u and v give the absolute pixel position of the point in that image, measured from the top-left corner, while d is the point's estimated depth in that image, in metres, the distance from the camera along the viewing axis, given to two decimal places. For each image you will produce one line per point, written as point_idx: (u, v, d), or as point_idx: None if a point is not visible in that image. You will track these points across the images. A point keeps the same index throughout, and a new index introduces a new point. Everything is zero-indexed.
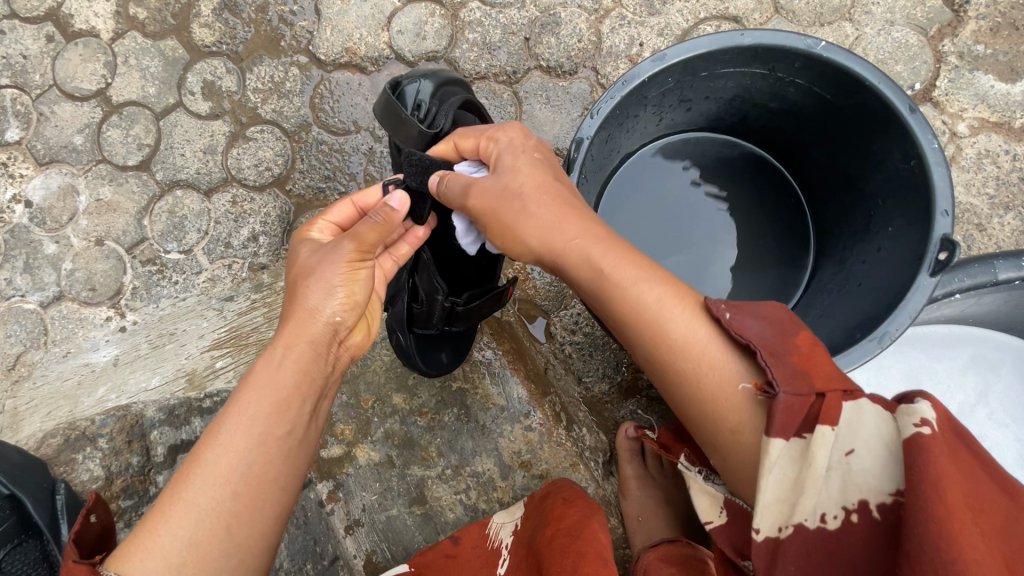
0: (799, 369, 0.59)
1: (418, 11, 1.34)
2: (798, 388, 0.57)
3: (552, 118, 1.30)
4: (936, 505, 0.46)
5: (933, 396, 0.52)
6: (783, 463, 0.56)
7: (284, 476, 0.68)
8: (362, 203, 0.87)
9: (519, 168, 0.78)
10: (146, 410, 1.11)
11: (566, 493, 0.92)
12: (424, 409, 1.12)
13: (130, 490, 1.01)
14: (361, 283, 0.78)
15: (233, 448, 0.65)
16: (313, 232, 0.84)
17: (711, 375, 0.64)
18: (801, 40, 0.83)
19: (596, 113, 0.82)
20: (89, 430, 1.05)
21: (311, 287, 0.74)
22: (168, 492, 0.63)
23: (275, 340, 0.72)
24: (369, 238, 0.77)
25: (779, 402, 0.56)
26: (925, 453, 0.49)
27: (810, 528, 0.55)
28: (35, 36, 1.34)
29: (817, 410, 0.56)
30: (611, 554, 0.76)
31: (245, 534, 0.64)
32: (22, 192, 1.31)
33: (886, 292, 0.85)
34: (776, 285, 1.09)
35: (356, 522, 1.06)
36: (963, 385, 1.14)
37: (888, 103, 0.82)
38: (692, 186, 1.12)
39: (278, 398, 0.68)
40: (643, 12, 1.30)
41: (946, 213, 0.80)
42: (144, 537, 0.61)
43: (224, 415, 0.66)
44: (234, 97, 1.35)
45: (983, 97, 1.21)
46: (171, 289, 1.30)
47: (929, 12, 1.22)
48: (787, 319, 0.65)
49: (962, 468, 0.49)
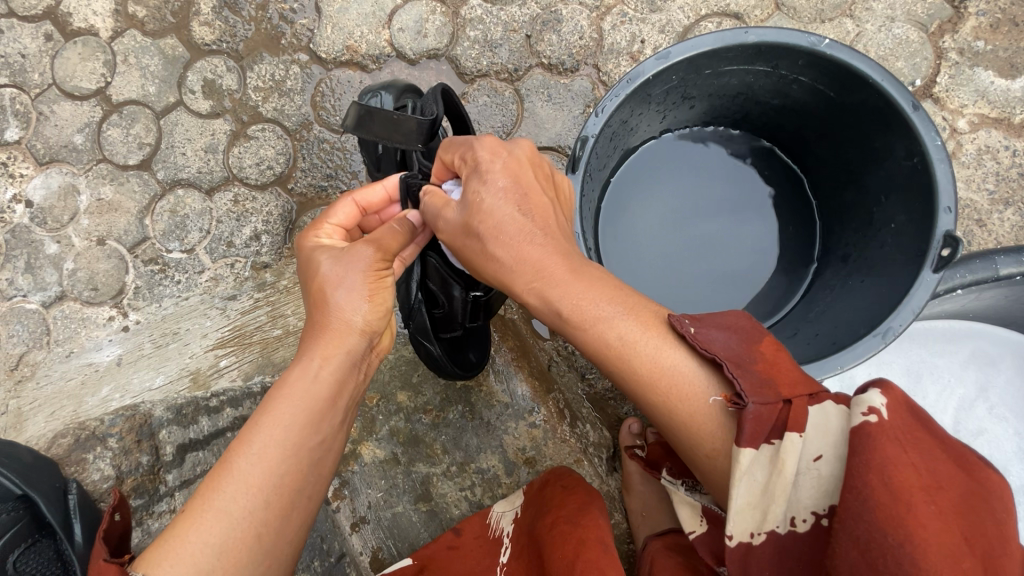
0: (766, 378, 0.59)
1: (419, 8, 1.34)
2: (767, 397, 0.57)
3: (553, 115, 1.30)
4: (877, 491, 0.50)
5: (885, 385, 0.54)
6: (754, 469, 0.56)
7: (313, 485, 0.69)
8: (363, 201, 0.86)
9: (497, 197, 0.71)
10: (154, 410, 1.10)
11: (564, 481, 0.92)
12: (429, 406, 1.13)
13: (141, 490, 0.98)
14: (387, 291, 0.77)
15: (267, 457, 0.65)
16: (324, 235, 0.81)
17: (687, 398, 0.63)
18: (805, 37, 0.83)
19: (602, 111, 0.82)
20: (99, 430, 1.02)
21: (340, 295, 0.73)
22: (199, 497, 0.64)
23: (311, 350, 0.72)
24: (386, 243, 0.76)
25: (749, 413, 0.57)
26: (870, 441, 0.52)
27: (781, 533, 0.57)
28: (33, 35, 1.34)
29: (785, 417, 0.56)
30: (611, 538, 0.78)
31: (274, 541, 0.65)
32: (23, 192, 1.31)
33: (890, 288, 0.86)
34: (779, 281, 1.09)
35: (362, 519, 1.07)
36: (962, 380, 1.15)
37: (891, 101, 0.82)
38: (680, 185, 1.10)
39: (312, 409, 0.69)
40: (645, 9, 1.30)
41: (949, 209, 0.80)
42: (172, 543, 0.61)
43: (258, 424, 0.66)
44: (234, 96, 1.35)
45: (983, 93, 1.22)
46: (174, 288, 1.30)
47: (928, 9, 1.23)
48: (748, 328, 0.66)
49: (918, 448, 0.52)
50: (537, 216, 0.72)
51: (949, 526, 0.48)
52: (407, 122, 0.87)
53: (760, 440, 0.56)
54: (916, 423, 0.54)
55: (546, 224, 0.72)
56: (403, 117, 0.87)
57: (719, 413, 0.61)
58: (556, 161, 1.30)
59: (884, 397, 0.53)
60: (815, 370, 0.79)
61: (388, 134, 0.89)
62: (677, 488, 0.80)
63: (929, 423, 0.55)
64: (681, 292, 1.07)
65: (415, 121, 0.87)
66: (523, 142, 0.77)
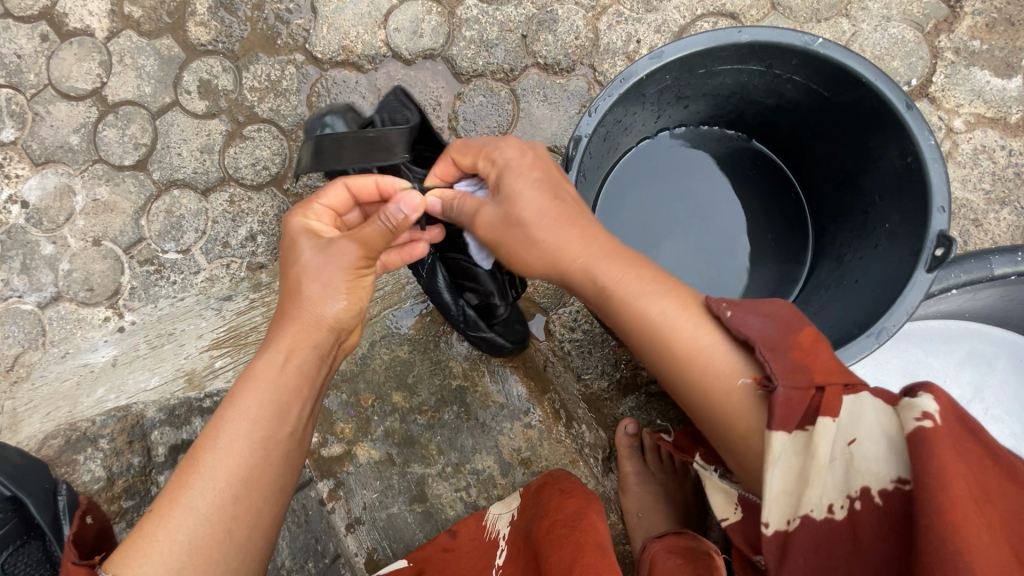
0: (800, 364, 0.59)
1: (415, 8, 1.34)
2: (799, 381, 0.57)
3: (549, 115, 1.30)
4: (940, 497, 0.46)
5: (937, 389, 0.51)
6: (788, 455, 0.56)
7: (283, 476, 0.69)
8: (354, 187, 0.80)
9: (530, 192, 0.74)
10: (147, 411, 1.09)
11: (563, 484, 0.92)
12: (425, 407, 1.12)
13: (132, 491, 0.99)
14: (366, 288, 0.77)
15: (234, 451, 0.66)
16: (314, 219, 0.79)
17: (719, 377, 0.64)
18: (799, 36, 0.83)
19: (595, 111, 0.82)
20: (89, 432, 1.03)
21: (312, 287, 0.72)
22: (169, 493, 0.64)
23: (276, 344, 0.72)
24: (371, 243, 0.72)
25: (778, 396, 0.57)
26: (928, 446, 0.48)
27: (817, 519, 0.55)
28: (29, 36, 1.34)
29: (816, 403, 0.56)
30: (608, 543, 0.77)
31: (247, 535, 0.65)
32: (18, 192, 1.30)
33: (884, 287, 0.85)
34: (775, 281, 1.09)
35: (357, 520, 1.07)
36: (958, 379, 1.14)
37: (884, 100, 0.82)
38: (684, 181, 1.10)
39: (279, 402, 0.69)
40: (641, 8, 1.30)
41: (943, 209, 0.80)
42: (142, 540, 0.62)
43: (224, 418, 0.67)
44: (230, 96, 1.35)
45: (980, 92, 1.21)
46: (169, 289, 1.30)
47: (925, 9, 1.23)
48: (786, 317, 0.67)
49: (971, 459, 0.50)
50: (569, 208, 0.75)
51: (1001, 537, 0.46)
52: (389, 136, 0.82)
53: (790, 424, 0.56)
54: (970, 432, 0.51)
55: (580, 220, 0.75)
56: (384, 132, 0.81)
57: (750, 394, 0.62)
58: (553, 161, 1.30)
59: (938, 404, 0.50)
60: None
61: (369, 155, 0.82)
62: (711, 473, 0.77)
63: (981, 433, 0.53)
64: None
65: (398, 133, 0.82)
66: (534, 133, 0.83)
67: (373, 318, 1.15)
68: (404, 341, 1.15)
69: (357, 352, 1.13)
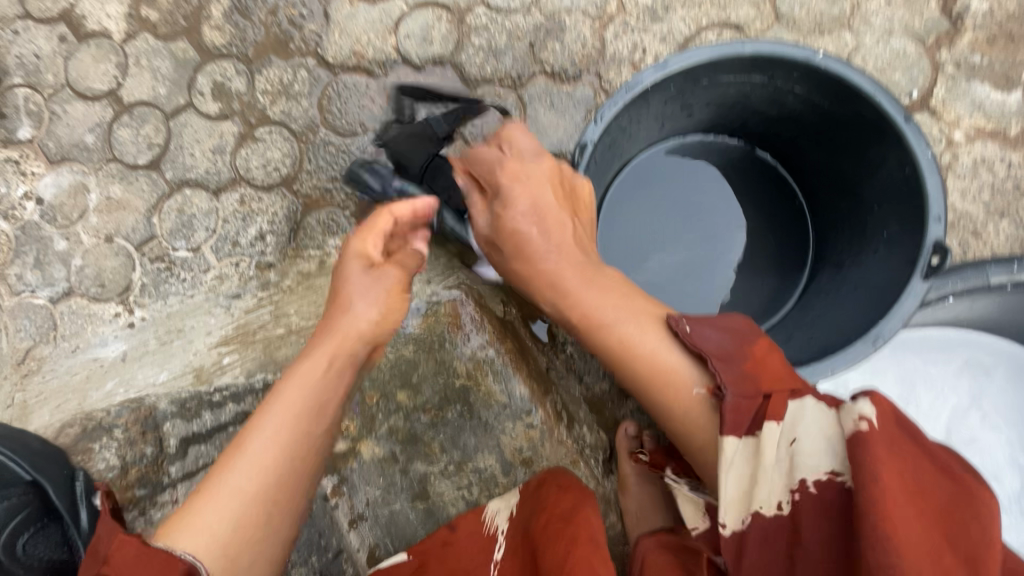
0: (748, 375, 0.73)
1: (425, 15, 1.37)
2: (745, 393, 0.71)
3: (556, 122, 1.32)
4: (867, 495, 0.54)
5: (875, 394, 0.59)
6: (737, 459, 0.68)
7: (314, 469, 0.78)
8: (398, 214, 0.93)
9: (528, 216, 0.93)
10: (159, 403, 1.09)
11: (560, 481, 0.93)
12: (428, 406, 1.13)
13: (145, 480, 1.00)
14: (401, 304, 0.92)
15: (273, 441, 0.74)
16: (357, 247, 0.92)
17: (678, 390, 0.78)
18: (800, 50, 0.85)
19: (600, 119, 0.83)
20: (105, 420, 1.04)
21: (356, 301, 0.88)
22: (212, 479, 0.72)
23: (324, 350, 0.84)
24: (409, 270, 0.95)
25: (728, 403, 0.71)
26: (866, 450, 0.57)
27: (767, 516, 0.64)
28: (48, 36, 1.41)
29: (762, 410, 0.69)
30: (603, 535, 0.80)
31: (279, 517, 0.73)
32: (33, 189, 1.38)
33: (879, 294, 0.87)
34: (775, 288, 1.11)
35: (361, 516, 1.08)
36: (956, 389, 1.14)
37: (882, 112, 0.84)
38: (674, 198, 1.12)
39: (318, 398, 0.80)
40: (646, 19, 1.32)
41: (939, 219, 0.82)
42: (191, 514, 0.69)
43: (268, 411, 0.76)
44: (243, 99, 1.39)
45: (980, 105, 1.23)
46: (179, 286, 1.35)
47: (926, 22, 1.25)
48: (742, 335, 0.78)
49: (901, 453, 0.57)
50: (555, 227, 0.94)
51: (928, 527, 0.53)
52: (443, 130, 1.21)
53: (741, 429, 0.68)
54: (904, 435, 0.59)
55: (562, 240, 0.93)
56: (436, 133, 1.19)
57: (703, 403, 0.75)
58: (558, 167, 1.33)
59: (874, 407, 0.59)
60: (807, 375, 0.80)
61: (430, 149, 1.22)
62: (683, 487, 0.87)
63: (916, 434, 0.60)
64: (675, 296, 1.10)
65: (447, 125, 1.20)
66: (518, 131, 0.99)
67: None
68: (410, 341, 1.15)
69: None
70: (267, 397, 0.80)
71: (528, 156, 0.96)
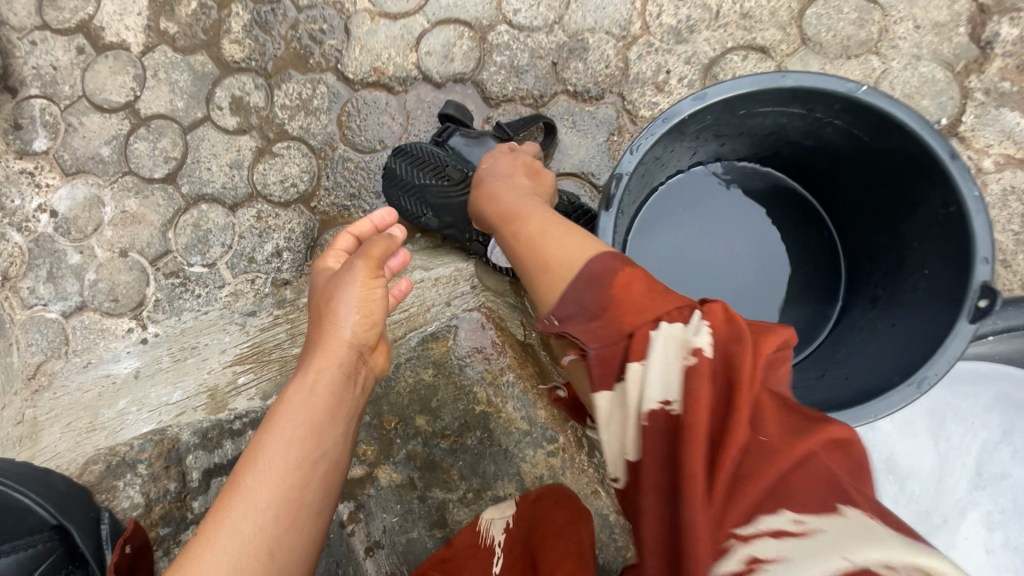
0: (616, 321, 0.64)
1: (447, 32, 1.36)
2: (607, 341, 0.63)
3: (578, 142, 1.31)
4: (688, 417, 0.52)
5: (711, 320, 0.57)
6: (613, 411, 0.60)
7: (316, 502, 0.75)
8: (355, 232, 0.97)
9: (501, 184, 1.03)
10: (181, 433, 1.08)
11: (557, 495, 0.98)
12: (447, 431, 1.11)
13: (169, 517, 0.99)
14: (377, 305, 0.86)
15: (270, 476, 0.72)
16: (328, 265, 0.95)
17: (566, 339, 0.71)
18: (843, 84, 0.83)
19: (636, 149, 0.82)
20: (128, 455, 1.02)
21: (338, 308, 0.84)
22: (208, 527, 0.69)
23: (308, 367, 0.83)
24: (374, 255, 0.87)
25: (592, 359, 0.63)
26: (694, 379, 0.54)
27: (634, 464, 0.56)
28: (66, 47, 1.40)
29: (625, 353, 0.61)
30: (589, 550, 0.86)
31: (287, 558, 0.70)
32: (48, 202, 1.37)
33: (921, 334, 0.85)
34: (802, 318, 1.09)
35: (376, 543, 1.04)
36: (986, 423, 1.11)
37: (928, 149, 0.82)
38: (712, 228, 1.11)
39: (311, 422, 0.77)
40: (671, 40, 1.31)
41: (986, 260, 0.79)
42: (191, 562, 0.66)
43: (262, 446, 0.75)
44: (261, 113, 1.38)
45: (1010, 133, 1.21)
46: (193, 302, 1.34)
47: (955, 49, 1.23)
48: (605, 271, 0.68)
49: (720, 387, 0.54)
50: (506, 189, 1.00)
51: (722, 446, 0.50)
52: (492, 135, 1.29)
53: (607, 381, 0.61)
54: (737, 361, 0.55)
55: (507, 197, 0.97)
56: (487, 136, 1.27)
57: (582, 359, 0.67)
58: (579, 187, 1.31)
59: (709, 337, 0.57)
60: (849, 418, 0.79)
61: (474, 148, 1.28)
62: None
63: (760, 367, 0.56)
64: None
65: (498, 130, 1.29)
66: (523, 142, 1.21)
67: (398, 339, 1.15)
68: (429, 364, 1.14)
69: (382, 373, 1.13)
70: (258, 433, 0.78)
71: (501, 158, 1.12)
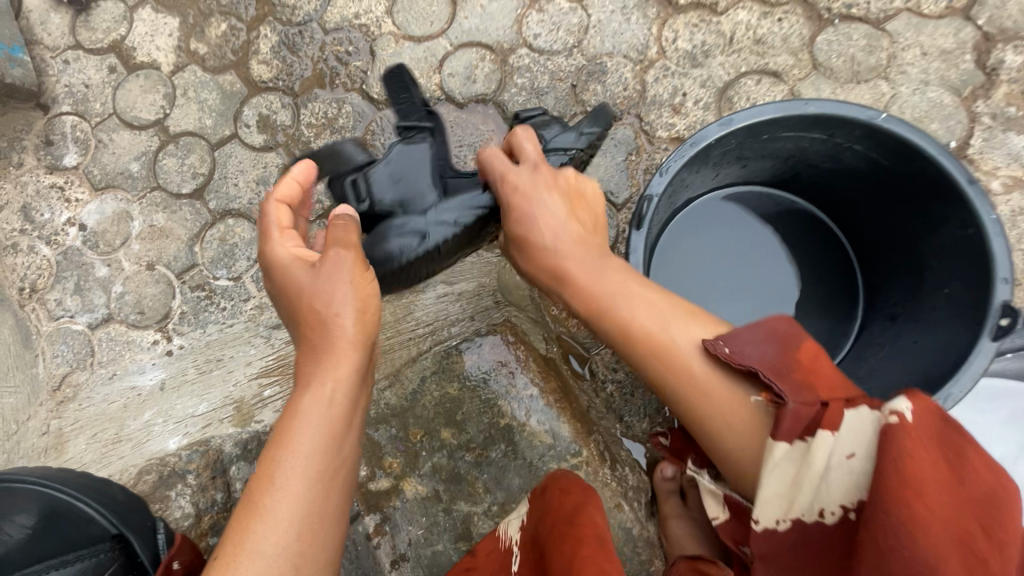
0: (805, 382, 0.65)
1: (469, 55, 1.40)
2: (804, 399, 0.63)
3: (596, 161, 1.34)
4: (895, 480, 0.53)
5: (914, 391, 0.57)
6: (784, 462, 0.62)
7: (336, 515, 0.74)
8: (284, 196, 0.94)
9: (556, 222, 0.90)
10: (224, 445, 1.25)
11: (562, 482, 0.93)
12: (472, 444, 1.13)
13: (217, 527, 1.17)
14: (371, 288, 0.90)
15: (291, 494, 0.71)
16: (275, 240, 0.90)
17: (717, 405, 0.69)
18: (863, 110, 0.87)
19: (665, 171, 0.87)
20: (178, 467, 1.22)
21: (339, 300, 0.85)
22: (232, 545, 0.68)
23: (321, 376, 0.81)
24: (355, 242, 0.90)
25: (787, 412, 0.62)
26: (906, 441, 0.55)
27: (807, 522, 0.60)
28: (98, 67, 1.45)
29: (820, 417, 0.61)
30: (609, 534, 0.79)
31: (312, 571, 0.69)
32: (77, 216, 1.41)
33: (945, 350, 0.89)
34: (821, 334, 1.13)
35: (402, 556, 1.07)
36: (1003, 440, 1.14)
37: (947, 174, 0.85)
38: (717, 238, 1.16)
39: (329, 433, 0.77)
40: (687, 64, 1.35)
41: (1007, 280, 0.83)
42: None
43: (278, 460, 0.74)
44: (287, 131, 1.42)
45: (1016, 156, 1.26)
46: (219, 315, 1.35)
47: (962, 74, 1.28)
48: (787, 334, 0.69)
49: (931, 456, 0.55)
50: (567, 232, 0.90)
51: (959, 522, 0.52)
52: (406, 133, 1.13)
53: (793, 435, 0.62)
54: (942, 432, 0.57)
55: (577, 250, 0.87)
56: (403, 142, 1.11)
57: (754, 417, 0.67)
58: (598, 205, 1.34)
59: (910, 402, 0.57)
60: None
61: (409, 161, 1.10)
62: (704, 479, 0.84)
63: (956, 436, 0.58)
64: None
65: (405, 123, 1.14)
66: (520, 130, 1.00)
67: (424, 353, 1.19)
68: (455, 378, 1.16)
69: (408, 387, 1.16)
70: (272, 446, 0.76)
71: (528, 172, 0.96)
